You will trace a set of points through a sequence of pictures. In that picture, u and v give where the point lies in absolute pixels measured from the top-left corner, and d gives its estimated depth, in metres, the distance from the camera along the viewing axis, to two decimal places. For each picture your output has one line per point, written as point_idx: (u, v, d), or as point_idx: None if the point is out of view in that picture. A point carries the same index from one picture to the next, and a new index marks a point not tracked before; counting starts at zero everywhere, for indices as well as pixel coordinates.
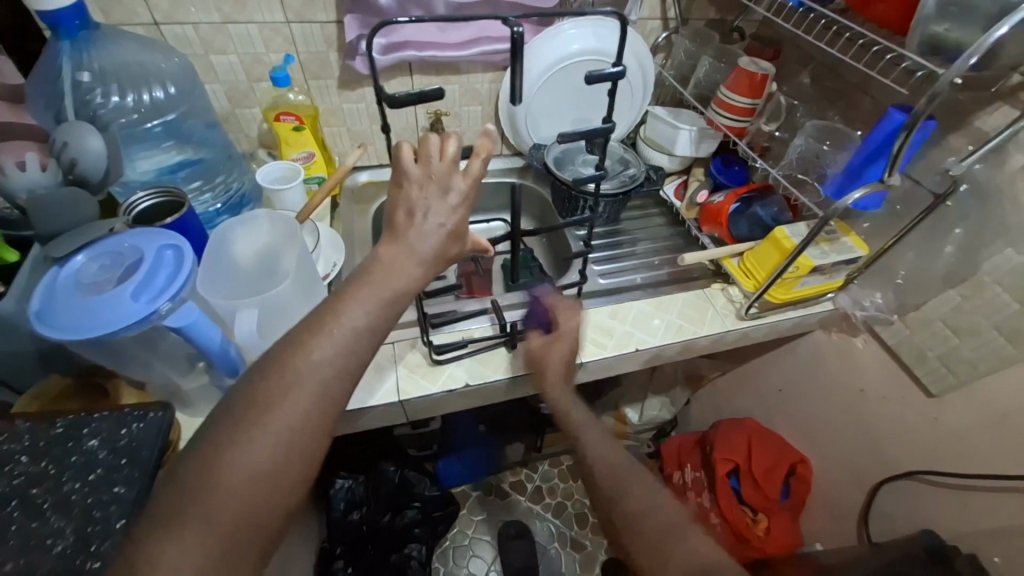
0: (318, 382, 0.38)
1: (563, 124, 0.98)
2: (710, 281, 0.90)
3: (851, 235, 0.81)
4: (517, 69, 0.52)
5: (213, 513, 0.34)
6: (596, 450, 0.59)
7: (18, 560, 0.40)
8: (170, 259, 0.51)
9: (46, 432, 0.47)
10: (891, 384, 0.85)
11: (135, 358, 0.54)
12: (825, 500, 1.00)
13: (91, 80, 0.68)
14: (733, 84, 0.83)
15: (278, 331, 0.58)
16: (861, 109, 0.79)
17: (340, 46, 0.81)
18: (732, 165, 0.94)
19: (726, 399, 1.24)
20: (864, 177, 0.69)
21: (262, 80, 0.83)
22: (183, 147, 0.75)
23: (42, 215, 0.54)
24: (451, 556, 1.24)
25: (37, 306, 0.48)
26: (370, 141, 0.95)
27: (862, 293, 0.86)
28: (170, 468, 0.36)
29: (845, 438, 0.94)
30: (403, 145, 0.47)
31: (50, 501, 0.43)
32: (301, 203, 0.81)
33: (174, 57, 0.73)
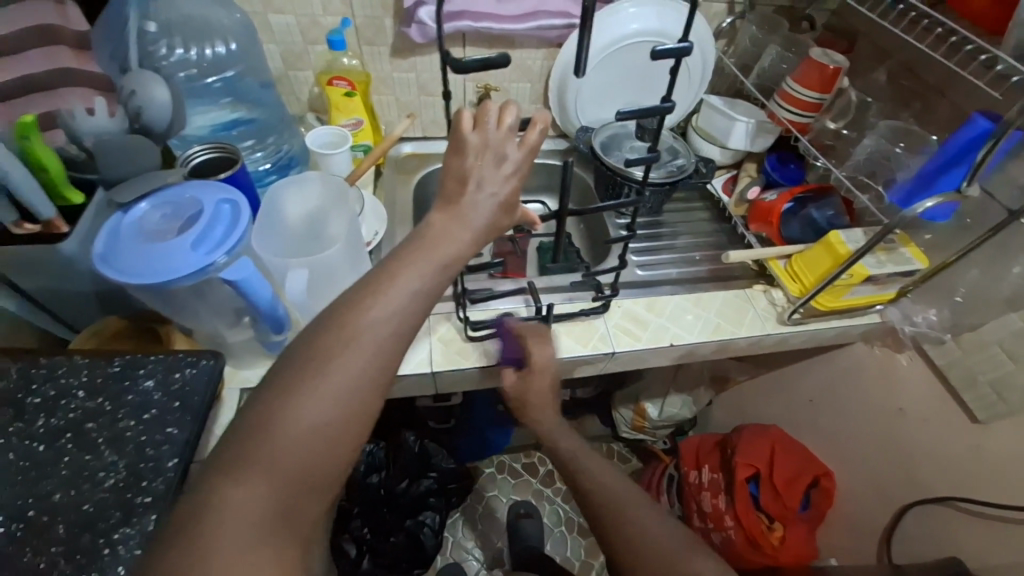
0: (369, 344, 0.39)
1: (613, 108, 0.95)
2: (753, 281, 0.87)
3: (911, 247, 0.76)
4: (585, 37, 0.49)
5: (271, 464, 0.35)
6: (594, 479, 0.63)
7: (69, 491, 0.42)
8: (227, 213, 0.52)
9: (104, 369, 0.49)
10: (932, 404, 0.81)
11: (187, 307, 0.56)
12: (847, 515, 0.97)
13: (157, 31, 0.71)
14: (802, 75, 0.79)
15: (326, 294, 0.60)
16: (937, 113, 0.75)
17: (397, 12, 0.80)
18: (788, 164, 0.91)
19: (752, 403, 1.21)
20: (937, 185, 0.65)
21: (318, 43, 0.82)
22: (238, 104, 0.77)
23: (107, 159, 0.55)
24: (461, 526, 1.27)
25: (101, 248, 0.49)
26: (418, 112, 0.94)
27: (914, 308, 0.82)
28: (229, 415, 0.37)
29: (876, 456, 0.91)
30: (462, 113, 0.47)
31: (105, 436, 0.45)
32: (348, 169, 0.82)
33: (236, 13, 0.75)
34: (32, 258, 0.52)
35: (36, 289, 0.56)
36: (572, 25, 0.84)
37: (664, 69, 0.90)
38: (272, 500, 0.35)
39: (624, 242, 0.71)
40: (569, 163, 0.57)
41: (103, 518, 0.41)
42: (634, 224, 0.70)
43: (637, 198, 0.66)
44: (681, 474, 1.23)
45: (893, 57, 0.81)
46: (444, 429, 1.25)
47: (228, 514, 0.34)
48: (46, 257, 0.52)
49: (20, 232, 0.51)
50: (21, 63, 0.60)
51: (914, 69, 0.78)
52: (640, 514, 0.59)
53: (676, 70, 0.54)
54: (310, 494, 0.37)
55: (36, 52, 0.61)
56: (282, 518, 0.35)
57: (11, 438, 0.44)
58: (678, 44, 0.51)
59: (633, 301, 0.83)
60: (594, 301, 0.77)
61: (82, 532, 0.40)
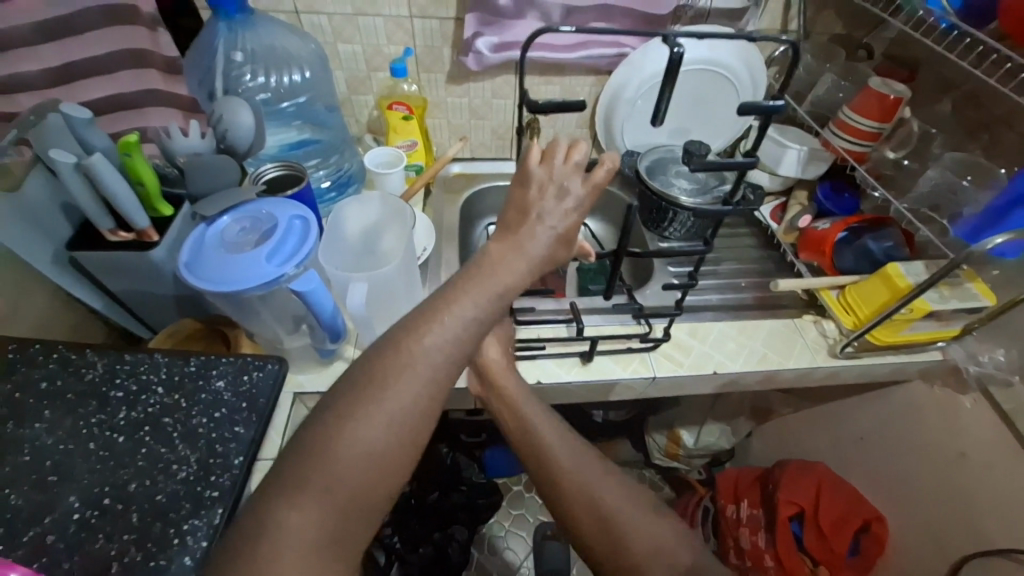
0: (426, 366, 0.41)
1: (659, 133, 0.95)
2: (802, 311, 0.85)
3: (978, 283, 0.72)
4: (666, 87, 0.52)
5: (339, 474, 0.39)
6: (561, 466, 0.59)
7: (144, 481, 0.44)
8: (299, 228, 0.56)
9: (181, 367, 0.51)
10: (997, 452, 0.75)
11: (254, 313, 0.60)
12: (900, 566, 0.91)
13: (242, 59, 0.77)
14: (860, 105, 0.77)
15: (380, 305, 0.64)
16: (1007, 146, 0.72)
17: (456, 43, 0.85)
18: (842, 192, 0.89)
19: (795, 437, 1.16)
20: (1006, 222, 0.62)
21: (380, 70, 0.88)
22: (308, 127, 0.83)
23: (196, 176, 0.60)
24: (486, 543, 1.26)
25: (186, 257, 0.54)
26: (469, 134, 0.98)
27: (979, 347, 0.78)
28: (296, 429, 0.39)
29: (933, 505, 0.86)
30: (533, 147, 0.51)
31: (179, 431, 0.47)
32: (400, 188, 0.86)
33: (311, 43, 0.81)
34: (121, 262, 0.57)
35: (119, 289, 0.61)
36: (622, 53, 0.86)
37: (714, 96, 0.91)
38: (333, 513, 0.37)
39: (687, 287, 0.71)
40: (632, 205, 0.60)
41: (174, 510, 0.43)
42: (697, 271, 0.70)
43: (706, 248, 0.67)
44: (717, 507, 1.17)
45: (957, 87, 0.79)
46: (475, 443, 1.25)
47: (288, 527, 0.36)
48: (135, 263, 0.57)
49: (116, 239, 0.56)
50: (113, 82, 0.68)
51: (979, 99, 0.76)
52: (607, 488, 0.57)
53: (766, 126, 0.55)
54: (363, 508, 0.38)
55: (128, 74, 0.69)
56: (340, 526, 0.37)
57: (93, 428, 0.46)
58: (774, 103, 0.52)
59: (676, 326, 0.82)
60: (645, 338, 0.76)
61: (153, 522, 0.42)
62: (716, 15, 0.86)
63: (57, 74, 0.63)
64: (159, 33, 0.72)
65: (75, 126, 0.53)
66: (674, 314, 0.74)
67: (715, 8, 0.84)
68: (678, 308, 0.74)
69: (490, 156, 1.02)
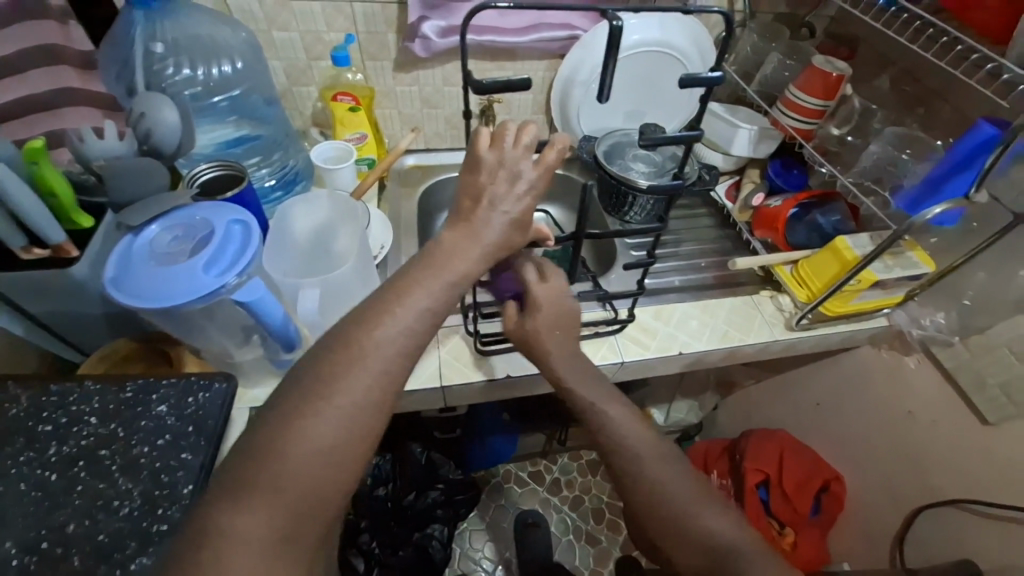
0: (379, 368, 0.39)
1: (615, 117, 0.95)
2: (759, 287, 0.87)
3: (918, 251, 0.77)
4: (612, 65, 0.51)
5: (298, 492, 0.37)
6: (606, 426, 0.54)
7: (83, 521, 0.40)
8: (239, 233, 0.52)
9: (116, 394, 0.47)
10: (942, 407, 0.81)
11: (196, 327, 0.56)
12: (859, 519, 0.97)
13: (163, 50, 0.70)
14: (804, 83, 0.79)
15: (336, 311, 0.61)
16: (940, 118, 0.76)
17: (401, 28, 0.80)
18: (791, 169, 0.92)
19: (757, 407, 1.21)
20: (944, 191, 0.65)
21: (321, 59, 0.83)
22: (244, 122, 0.77)
23: (119, 182, 0.55)
24: (467, 538, 1.26)
25: (111, 272, 0.49)
26: (422, 124, 0.95)
27: (921, 310, 0.82)
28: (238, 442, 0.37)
29: (885, 462, 0.91)
30: (482, 130, 0.48)
31: (118, 463, 0.43)
32: (351, 184, 0.82)
33: (242, 31, 0.75)
34: (37, 283, 0.51)
35: (40, 311, 0.55)
36: (574, 36, 0.85)
37: (666, 79, 0.91)
38: (286, 530, 0.35)
39: (646, 267, 0.71)
40: (589, 187, 0.59)
41: (119, 549, 0.39)
42: (655, 249, 0.71)
43: (661, 226, 0.67)
44: None
45: (893, 63, 0.82)
46: (449, 440, 1.26)
47: (234, 539, 0.33)
48: (55, 282, 0.51)
49: (31, 258, 0.50)
50: (22, 83, 0.61)
51: (914, 74, 0.79)
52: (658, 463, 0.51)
53: (708, 98, 0.55)
54: (322, 518, 0.36)
55: (37, 71, 0.62)
56: (296, 549, 0.35)
57: (22, 468, 0.42)
58: (711, 74, 0.52)
59: (641, 310, 0.83)
60: (612, 324, 0.76)
61: (97, 564, 0.38)
62: None
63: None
64: (69, 25, 0.66)
65: None
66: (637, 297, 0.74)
67: None
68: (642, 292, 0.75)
69: (446, 146, 0.99)
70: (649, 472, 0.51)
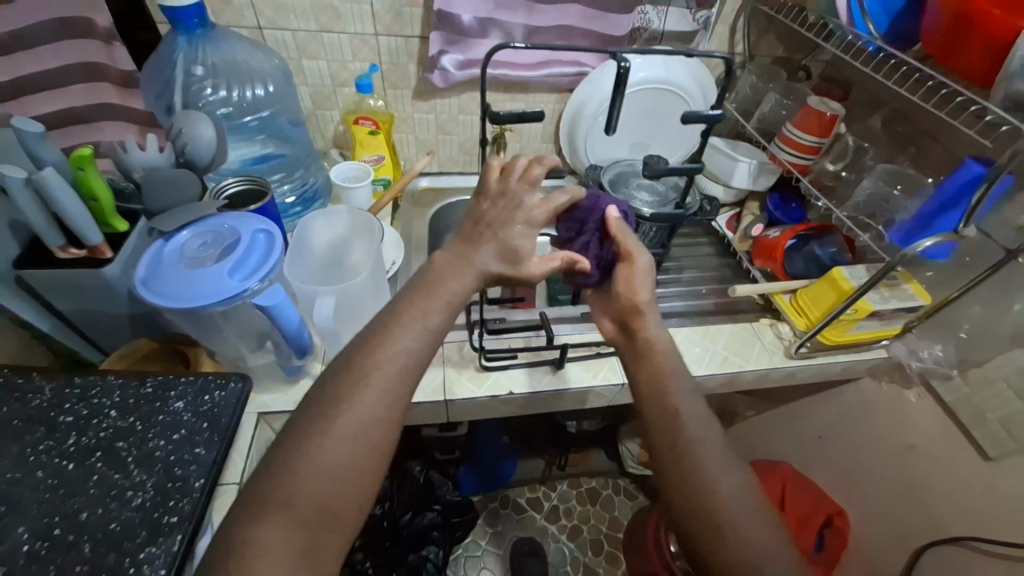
0: (382, 382, 0.41)
1: (621, 148, 1.00)
2: (759, 315, 0.89)
3: (913, 284, 0.79)
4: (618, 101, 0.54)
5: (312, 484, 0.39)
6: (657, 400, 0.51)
7: (97, 509, 0.41)
8: (262, 242, 0.56)
9: (136, 389, 0.48)
10: (943, 440, 0.81)
11: (215, 329, 0.58)
12: (862, 556, 0.95)
13: (202, 73, 0.76)
14: (801, 121, 0.83)
15: (347, 320, 0.64)
16: (931, 157, 0.79)
17: (421, 60, 0.86)
18: (790, 202, 0.95)
19: (759, 438, 1.20)
20: (934, 226, 0.68)
21: (346, 86, 0.89)
22: (271, 141, 0.82)
23: (154, 190, 0.58)
24: (462, 564, 1.23)
25: (142, 273, 0.52)
26: (436, 149, 1.00)
27: (919, 343, 0.85)
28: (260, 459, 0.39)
29: (888, 497, 0.90)
30: (493, 164, 0.54)
31: (134, 455, 0.44)
32: (368, 202, 0.86)
33: (275, 58, 0.80)
34: (71, 282, 0.54)
35: (69, 310, 0.58)
36: (583, 73, 0.90)
37: (670, 113, 0.96)
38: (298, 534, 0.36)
39: None
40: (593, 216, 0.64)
41: (129, 538, 0.39)
42: None
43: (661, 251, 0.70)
44: None
45: (885, 105, 0.86)
46: (448, 460, 1.27)
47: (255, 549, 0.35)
48: (87, 282, 0.54)
49: (67, 256, 0.53)
50: (63, 96, 0.66)
51: (906, 115, 0.83)
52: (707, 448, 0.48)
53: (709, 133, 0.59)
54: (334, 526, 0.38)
55: (79, 86, 0.67)
56: (308, 553, 0.37)
57: (40, 456, 0.43)
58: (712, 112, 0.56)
59: None
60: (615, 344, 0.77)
61: (106, 552, 0.39)
62: (669, 37, 0.92)
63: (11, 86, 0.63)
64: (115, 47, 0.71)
65: (26, 140, 0.50)
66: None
67: (668, 31, 0.90)
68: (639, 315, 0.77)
69: (458, 170, 1.04)
70: (709, 458, 0.47)
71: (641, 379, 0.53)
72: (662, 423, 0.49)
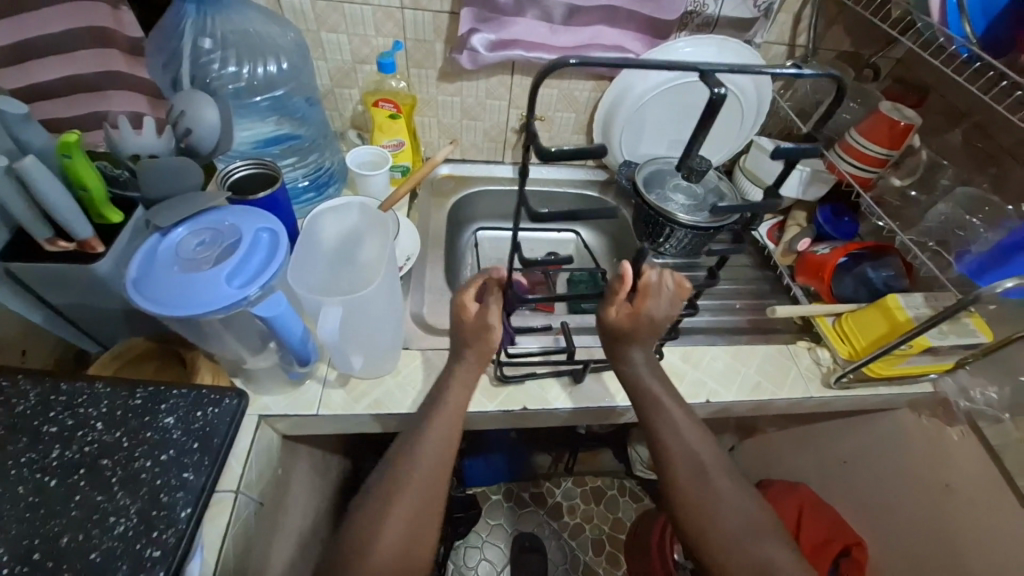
0: (442, 430, 0.57)
1: (659, 145, 0.92)
2: (797, 337, 0.83)
3: (974, 318, 0.72)
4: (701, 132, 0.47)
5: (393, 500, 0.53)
6: (681, 448, 0.58)
7: (77, 534, 0.38)
8: (266, 242, 0.51)
9: (125, 400, 0.44)
10: (987, 486, 0.74)
11: (213, 334, 0.54)
12: None
13: (211, 46, 0.70)
14: (868, 129, 0.75)
15: (355, 330, 0.59)
16: (1013, 179, 0.71)
17: (449, 38, 0.79)
18: (841, 216, 0.87)
19: (777, 456, 1.13)
20: (1012, 265, 0.61)
21: (367, 63, 0.82)
22: (284, 121, 0.76)
23: (152, 180, 0.53)
24: (461, 555, 1.22)
25: (134, 273, 0.48)
26: (460, 136, 0.93)
27: (972, 382, 0.78)
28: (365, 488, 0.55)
29: (914, 536, 0.83)
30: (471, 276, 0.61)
31: (119, 476, 0.41)
32: (385, 191, 0.81)
33: (291, 31, 0.74)
34: (62, 276, 0.50)
35: (62, 302, 0.54)
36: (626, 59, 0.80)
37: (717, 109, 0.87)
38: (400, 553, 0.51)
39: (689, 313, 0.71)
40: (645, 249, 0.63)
41: (109, 572, 0.36)
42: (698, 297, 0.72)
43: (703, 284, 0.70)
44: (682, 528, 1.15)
45: (965, 117, 0.77)
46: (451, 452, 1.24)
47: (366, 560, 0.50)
48: (79, 276, 0.50)
49: (55, 250, 0.49)
50: (70, 63, 0.63)
51: (987, 129, 0.74)
52: (723, 486, 0.56)
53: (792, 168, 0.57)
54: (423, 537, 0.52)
55: (87, 52, 0.64)
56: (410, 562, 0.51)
57: (22, 471, 0.40)
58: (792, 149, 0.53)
59: (669, 351, 0.79)
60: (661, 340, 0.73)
61: None
62: (725, 24, 0.82)
63: (12, 52, 0.60)
64: (121, 10, 0.65)
65: (10, 123, 0.46)
66: (668, 339, 0.73)
67: (724, 16, 0.81)
68: (674, 332, 0.74)
69: (481, 159, 0.97)
70: (713, 480, 0.56)
71: (662, 430, 0.60)
72: (690, 468, 0.57)
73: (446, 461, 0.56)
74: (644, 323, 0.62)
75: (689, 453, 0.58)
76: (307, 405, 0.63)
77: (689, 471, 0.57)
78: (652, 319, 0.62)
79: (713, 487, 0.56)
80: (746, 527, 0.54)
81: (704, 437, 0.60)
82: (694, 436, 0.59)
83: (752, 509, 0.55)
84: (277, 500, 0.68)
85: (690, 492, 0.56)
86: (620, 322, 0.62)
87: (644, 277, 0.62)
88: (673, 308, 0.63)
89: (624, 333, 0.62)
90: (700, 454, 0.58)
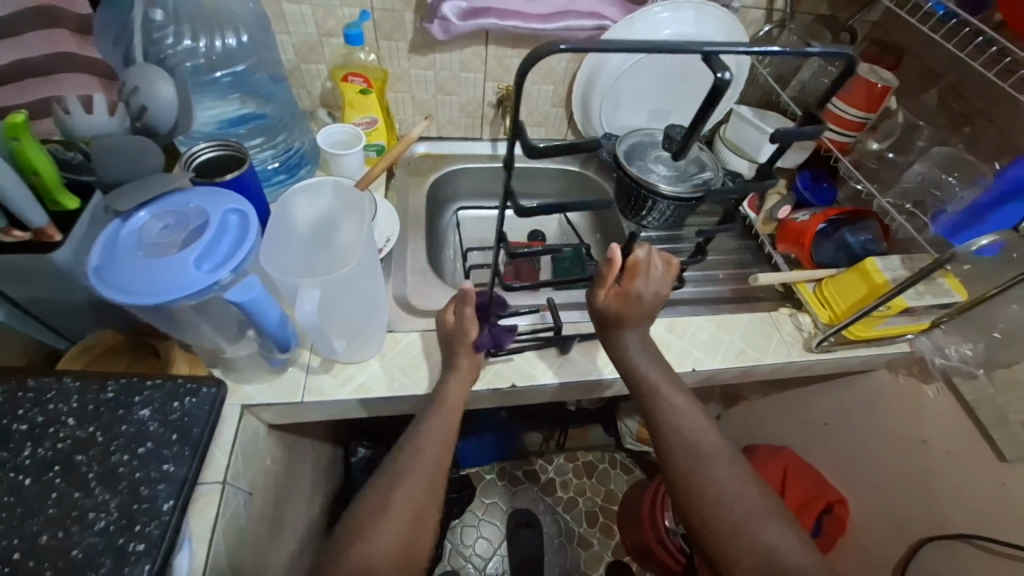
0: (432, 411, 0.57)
1: (638, 116, 0.91)
2: (779, 304, 0.84)
3: (950, 278, 0.73)
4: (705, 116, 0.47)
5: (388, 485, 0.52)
6: (681, 434, 0.59)
7: (56, 533, 0.36)
8: (235, 225, 0.49)
9: (96, 394, 0.42)
10: (961, 440, 0.77)
11: (187, 323, 0.52)
12: (859, 546, 0.90)
13: (163, 19, 0.67)
14: (849, 93, 0.75)
15: (337, 313, 0.58)
16: (986, 140, 0.73)
17: (418, 7, 0.75)
18: (820, 181, 0.87)
19: (762, 423, 1.16)
20: (987, 219, 0.63)
21: (333, 36, 0.78)
22: (248, 99, 0.73)
23: (109, 163, 0.50)
24: (458, 534, 1.24)
25: (95, 261, 0.46)
26: (435, 111, 0.90)
27: (947, 339, 0.80)
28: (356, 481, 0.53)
29: (894, 491, 0.86)
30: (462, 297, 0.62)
31: (95, 472, 0.39)
32: (360, 171, 0.78)
33: (249, 1, 0.70)
34: (19, 268, 0.48)
35: (22, 296, 0.51)
36: (602, 27, 0.78)
37: (694, 78, 0.86)
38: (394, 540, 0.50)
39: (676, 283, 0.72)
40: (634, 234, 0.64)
41: (92, 568, 0.35)
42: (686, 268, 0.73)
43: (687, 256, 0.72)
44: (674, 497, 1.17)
45: (940, 78, 0.78)
46: None
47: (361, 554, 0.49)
48: (38, 268, 0.48)
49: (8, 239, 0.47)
50: (17, 46, 0.59)
51: (960, 90, 0.75)
52: (722, 471, 0.56)
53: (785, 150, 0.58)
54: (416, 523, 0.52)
55: (33, 36, 0.60)
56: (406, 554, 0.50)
57: None
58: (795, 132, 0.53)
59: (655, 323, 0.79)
60: None
61: None
62: None
63: None
64: None
65: None
66: None
67: None
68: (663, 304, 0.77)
69: (459, 135, 0.95)
70: (711, 468, 0.56)
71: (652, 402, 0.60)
72: (688, 452, 0.58)
73: (437, 446, 0.55)
74: (635, 304, 0.63)
75: (689, 441, 0.58)
76: (290, 392, 0.62)
77: (688, 458, 0.57)
78: (641, 301, 0.63)
79: (711, 475, 0.56)
80: (746, 510, 0.54)
81: (702, 420, 0.60)
82: (692, 423, 0.59)
83: (751, 488, 0.55)
84: (268, 490, 0.67)
85: (688, 476, 0.56)
86: (609, 305, 0.63)
87: (635, 259, 0.63)
88: (662, 287, 0.64)
89: (613, 315, 0.63)
90: (699, 438, 0.58)
